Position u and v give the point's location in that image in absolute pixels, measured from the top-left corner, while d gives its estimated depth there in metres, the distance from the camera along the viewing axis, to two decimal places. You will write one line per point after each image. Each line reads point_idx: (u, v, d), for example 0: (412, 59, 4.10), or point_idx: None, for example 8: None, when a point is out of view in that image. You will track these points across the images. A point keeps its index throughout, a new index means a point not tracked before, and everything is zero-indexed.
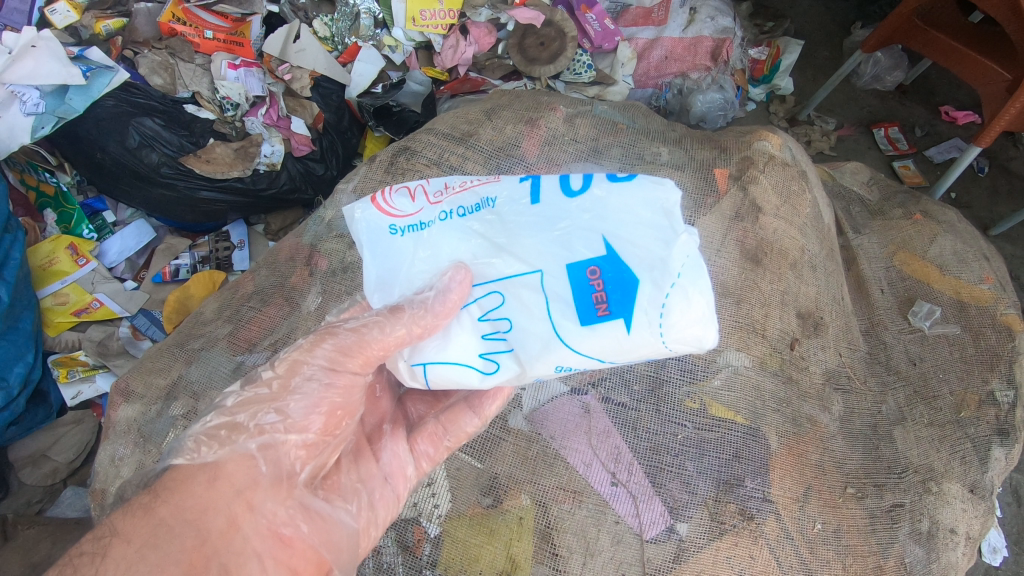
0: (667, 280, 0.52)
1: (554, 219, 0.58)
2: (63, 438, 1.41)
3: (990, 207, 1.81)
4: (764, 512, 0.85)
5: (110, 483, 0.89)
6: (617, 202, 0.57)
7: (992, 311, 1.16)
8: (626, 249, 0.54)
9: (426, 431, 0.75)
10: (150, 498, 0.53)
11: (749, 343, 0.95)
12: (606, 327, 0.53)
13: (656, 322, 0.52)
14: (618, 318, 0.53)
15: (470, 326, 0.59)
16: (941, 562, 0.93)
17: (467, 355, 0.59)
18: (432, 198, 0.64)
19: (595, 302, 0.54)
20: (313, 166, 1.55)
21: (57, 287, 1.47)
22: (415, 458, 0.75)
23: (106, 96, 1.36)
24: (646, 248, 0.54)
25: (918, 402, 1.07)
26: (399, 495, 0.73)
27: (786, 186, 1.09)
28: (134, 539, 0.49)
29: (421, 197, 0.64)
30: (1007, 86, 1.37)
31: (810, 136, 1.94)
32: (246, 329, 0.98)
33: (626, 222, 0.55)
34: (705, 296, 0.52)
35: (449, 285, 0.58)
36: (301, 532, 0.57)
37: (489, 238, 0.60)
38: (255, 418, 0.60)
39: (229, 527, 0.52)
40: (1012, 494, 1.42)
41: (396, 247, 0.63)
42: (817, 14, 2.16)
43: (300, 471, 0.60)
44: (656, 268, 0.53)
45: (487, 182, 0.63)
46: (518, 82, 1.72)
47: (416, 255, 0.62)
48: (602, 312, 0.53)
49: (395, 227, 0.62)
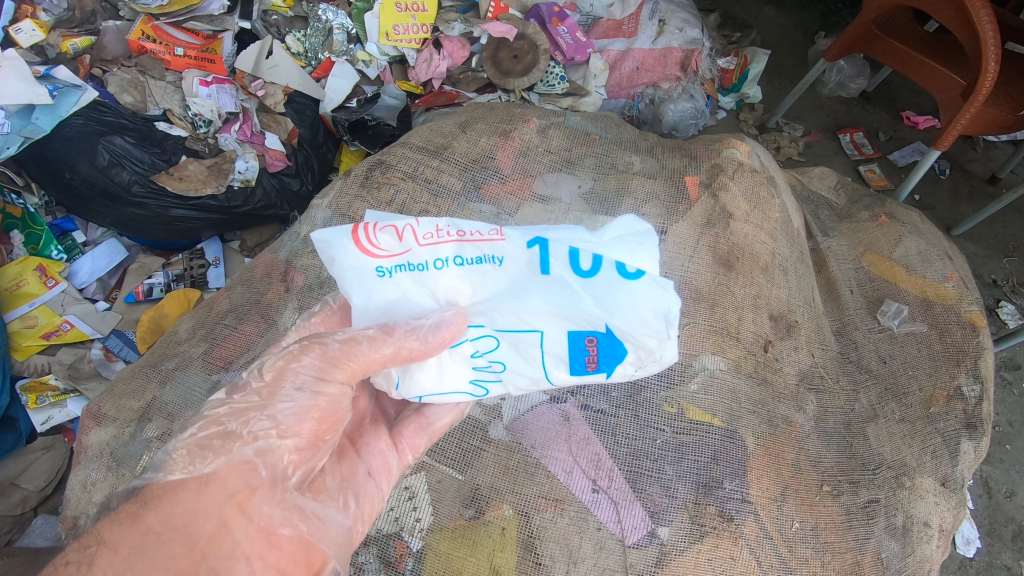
0: (649, 358, 0.63)
1: (562, 292, 0.61)
2: (34, 466, 1.36)
3: (952, 208, 1.87)
4: (743, 513, 0.86)
5: (82, 510, 0.86)
6: (627, 294, 0.60)
7: (956, 308, 1.19)
8: (623, 332, 0.61)
9: (409, 423, 0.75)
10: (139, 505, 0.53)
11: (724, 347, 0.97)
12: (590, 379, 0.64)
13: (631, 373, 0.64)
14: (602, 373, 0.63)
15: (464, 364, 0.65)
16: (916, 556, 0.95)
17: (459, 381, 0.66)
18: (422, 240, 0.63)
19: (586, 360, 0.62)
20: (288, 181, 1.54)
21: (26, 310, 1.44)
22: (399, 451, 0.74)
23: (74, 115, 1.34)
24: (643, 336, 0.61)
25: (889, 399, 1.10)
26: (385, 491, 0.73)
27: (755, 192, 1.12)
28: (121, 548, 0.50)
29: (409, 237, 0.63)
30: (963, 92, 1.42)
31: (779, 143, 1.99)
32: (222, 347, 0.97)
33: (631, 314, 0.60)
34: (670, 362, 0.65)
35: (448, 337, 0.62)
36: (297, 532, 0.58)
37: (490, 292, 0.63)
38: (247, 425, 0.59)
39: (218, 532, 0.53)
40: (982, 486, 1.46)
41: (387, 287, 0.64)
42: (781, 25, 2.22)
43: (292, 475, 0.60)
44: (643, 349, 0.62)
45: (489, 235, 0.63)
46: (492, 94, 1.73)
47: (409, 293, 0.64)
48: (590, 369, 0.63)
49: (384, 271, 0.63)
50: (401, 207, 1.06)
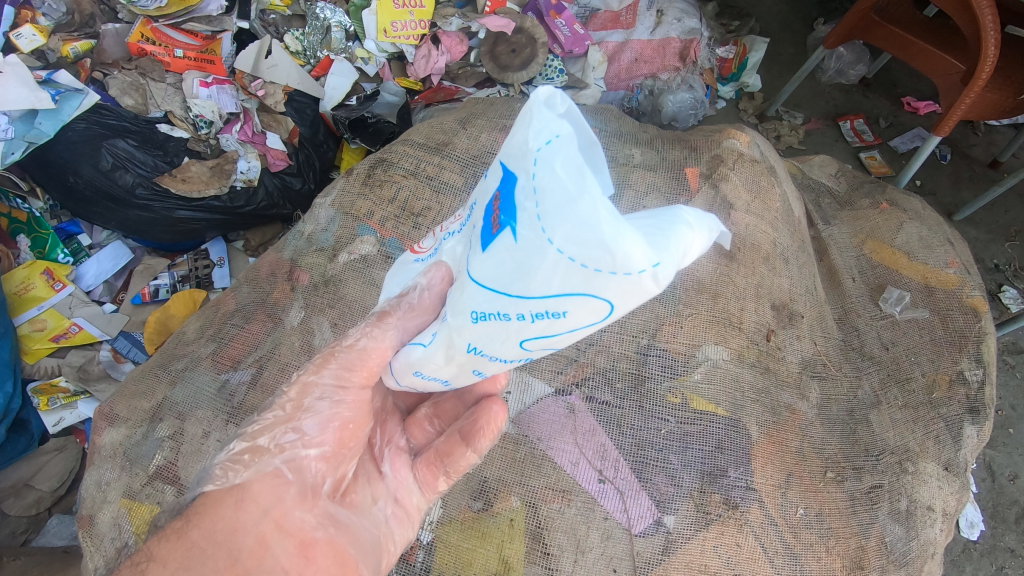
0: (530, 168, 0.43)
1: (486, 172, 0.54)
2: (45, 467, 1.38)
3: (954, 193, 1.87)
4: (748, 500, 0.87)
5: (97, 509, 0.88)
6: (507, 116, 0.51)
7: (959, 294, 1.19)
8: (504, 154, 0.47)
9: (427, 459, 0.73)
10: (182, 522, 0.55)
11: (726, 337, 0.98)
12: (500, 244, 0.46)
13: (535, 220, 0.43)
14: (505, 231, 0.45)
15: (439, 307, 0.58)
16: (920, 539, 0.96)
17: (427, 333, 0.58)
18: (439, 217, 0.69)
19: (492, 224, 0.48)
20: (290, 180, 1.55)
21: (34, 314, 1.45)
22: (419, 485, 0.73)
23: (76, 119, 1.35)
24: (514, 141, 0.46)
25: (891, 385, 1.11)
26: (410, 517, 0.72)
27: (755, 182, 1.12)
28: (170, 562, 0.52)
29: (433, 221, 0.70)
30: (963, 77, 1.42)
31: (779, 131, 1.98)
32: (230, 347, 0.98)
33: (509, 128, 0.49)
34: (570, 168, 0.41)
35: (425, 281, 0.60)
36: (332, 540, 0.59)
37: (457, 222, 0.60)
38: (274, 438, 0.61)
39: (258, 546, 0.54)
40: (986, 469, 1.47)
41: (410, 264, 0.69)
42: (780, 13, 2.22)
43: (322, 484, 0.61)
44: (520, 158, 0.44)
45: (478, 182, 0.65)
46: (491, 89, 1.74)
47: (420, 262, 0.67)
48: (495, 232, 0.47)
49: (416, 257, 0.68)
50: (403, 205, 1.07)
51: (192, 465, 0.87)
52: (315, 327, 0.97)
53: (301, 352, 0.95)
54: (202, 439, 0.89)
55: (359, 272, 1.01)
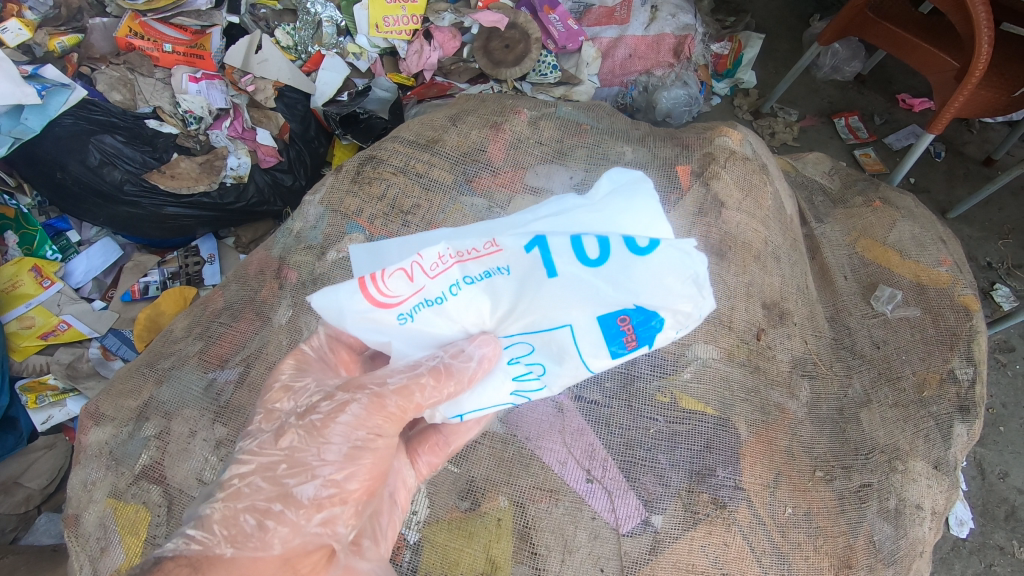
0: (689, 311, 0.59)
1: (570, 278, 0.58)
2: (35, 464, 1.37)
3: (948, 191, 1.87)
4: (736, 499, 0.87)
5: (83, 508, 0.88)
6: (633, 256, 0.58)
7: (950, 292, 1.19)
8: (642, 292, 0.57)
9: (428, 442, 0.71)
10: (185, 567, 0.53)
11: (716, 336, 0.98)
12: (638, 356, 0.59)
13: (674, 332, 0.60)
14: (643, 347, 0.59)
15: (502, 377, 0.60)
16: (908, 538, 0.96)
17: (500, 396, 0.61)
18: (431, 272, 0.59)
19: (624, 339, 0.58)
20: (281, 177, 1.54)
21: (22, 311, 1.45)
22: (415, 467, 0.72)
23: (63, 114, 1.33)
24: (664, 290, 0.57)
25: (882, 383, 1.10)
26: (403, 504, 0.72)
27: (747, 180, 1.12)
28: None
29: (417, 275, 0.58)
30: (956, 74, 1.41)
31: (774, 128, 1.97)
32: (218, 346, 0.97)
33: (643, 276, 0.58)
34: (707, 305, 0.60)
35: (478, 354, 0.58)
36: None
37: (513, 305, 0.58)
38: (298, 484, 0.56)
39: None
40: (976, 467, 1.48)
41: (412, 329, 0.59)
42: (776, 8, 2.21)
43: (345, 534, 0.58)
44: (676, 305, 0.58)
45: (485, 249, 0.60)
46: (485, 85, 1.72)
47: (434, 328, 0.60)
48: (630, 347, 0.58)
49: (411, 316, 0.59)
50: (392, 202, 1.06)
51: (178, 464, 0.87)
52: (303, 325, 0.97)
53: (288, 351, 0.94)
54: (188, 439, 0.88)
55: (347, 270, 1.01)
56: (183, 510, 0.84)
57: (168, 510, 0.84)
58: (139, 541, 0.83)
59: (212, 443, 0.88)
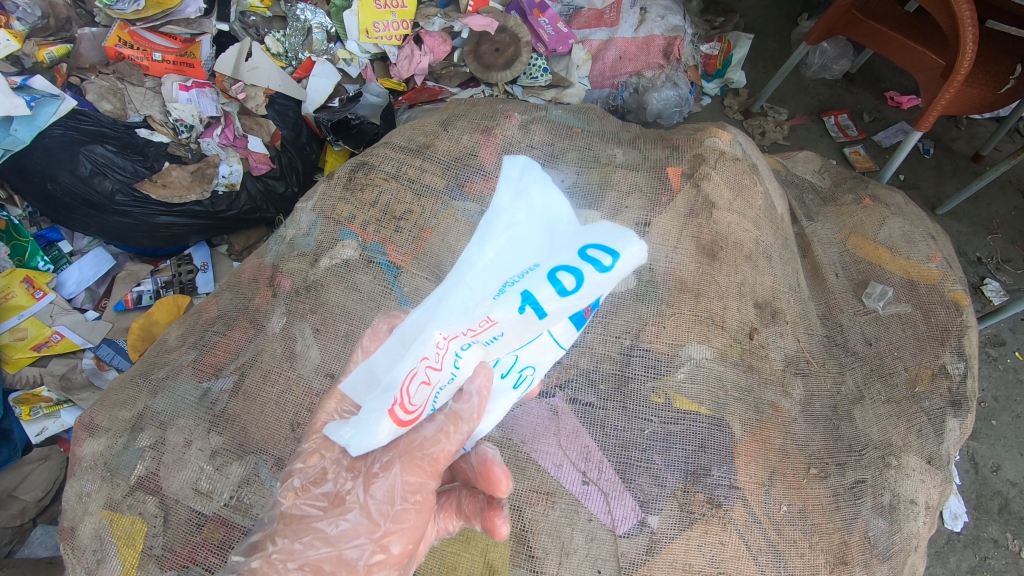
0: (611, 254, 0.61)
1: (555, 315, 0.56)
2: (30, 477, 1.35)
3: (937, 187, 1.89)
4: (731, 498, 0.88)
5: (79, 521, 0.87)
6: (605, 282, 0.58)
7: (940, 288, 1.21)
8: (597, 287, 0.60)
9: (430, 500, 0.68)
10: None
11: (709, 336, 0.98)
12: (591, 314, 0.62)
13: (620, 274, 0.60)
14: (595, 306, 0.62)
15: (503, 391, 0.58)
16: (903, 533, 0.97)
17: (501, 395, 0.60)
18: (419, 388, 0.51)
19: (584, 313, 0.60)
20: (273, 183, 1.54)
21: (15, 322, 1.43)
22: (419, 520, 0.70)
23: (53, 125, 1.33)
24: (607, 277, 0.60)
25: (875, 380, 1.11)
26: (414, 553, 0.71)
27: (738, 180, 1.12)
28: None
29: (412, 399, 0.51)
30: (942, 72, 1.42)
31: (764, 127, 1.99)
32: (212, 354, 0.97)
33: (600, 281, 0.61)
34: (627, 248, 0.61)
35: (476, 390, 0.54)
36: None
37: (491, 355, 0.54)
38: (345, 548, 0.57)
39: None
40: (969, 461, 1.49)
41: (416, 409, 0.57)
42: (764, 8, 2.22)
43: None
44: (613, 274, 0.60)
45: (481, 325, 0.52)
46: (475, 89, 1.74)
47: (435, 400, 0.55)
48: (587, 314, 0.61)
49: (436, 406, 0.54)
50: (385, 208, 1.06)
51: (173, 474, 0.86)
52: (297, 333, 0.97)
53: (283, 359, 0.94)
54: (183, 448, 0.88)
55: (341, 277, 1.01)
56: (179, 520, 0.84)
57: (164, 520, 0.84)
58: (135, 552, 0.83)
59: (208, 453, 0.88)
